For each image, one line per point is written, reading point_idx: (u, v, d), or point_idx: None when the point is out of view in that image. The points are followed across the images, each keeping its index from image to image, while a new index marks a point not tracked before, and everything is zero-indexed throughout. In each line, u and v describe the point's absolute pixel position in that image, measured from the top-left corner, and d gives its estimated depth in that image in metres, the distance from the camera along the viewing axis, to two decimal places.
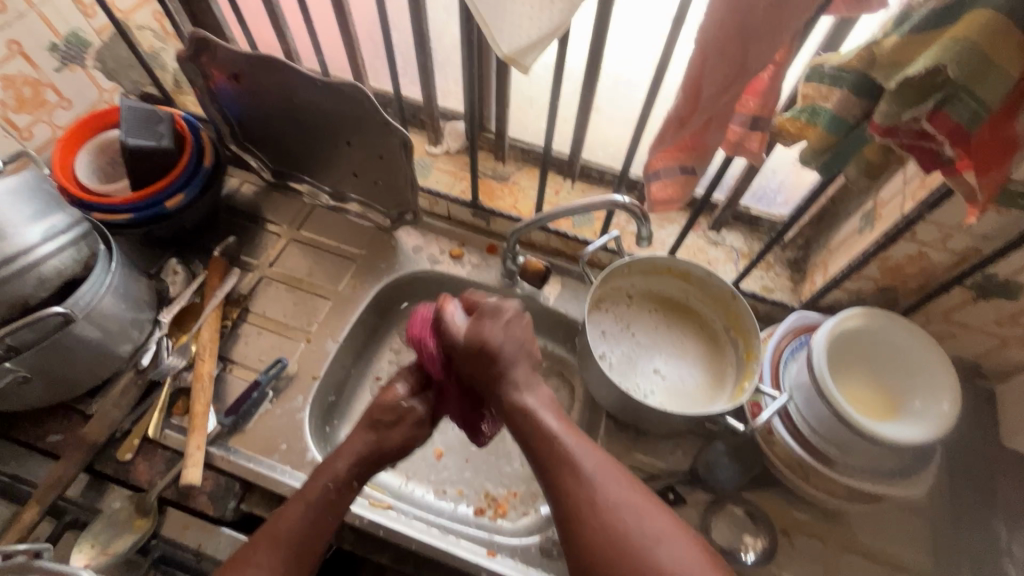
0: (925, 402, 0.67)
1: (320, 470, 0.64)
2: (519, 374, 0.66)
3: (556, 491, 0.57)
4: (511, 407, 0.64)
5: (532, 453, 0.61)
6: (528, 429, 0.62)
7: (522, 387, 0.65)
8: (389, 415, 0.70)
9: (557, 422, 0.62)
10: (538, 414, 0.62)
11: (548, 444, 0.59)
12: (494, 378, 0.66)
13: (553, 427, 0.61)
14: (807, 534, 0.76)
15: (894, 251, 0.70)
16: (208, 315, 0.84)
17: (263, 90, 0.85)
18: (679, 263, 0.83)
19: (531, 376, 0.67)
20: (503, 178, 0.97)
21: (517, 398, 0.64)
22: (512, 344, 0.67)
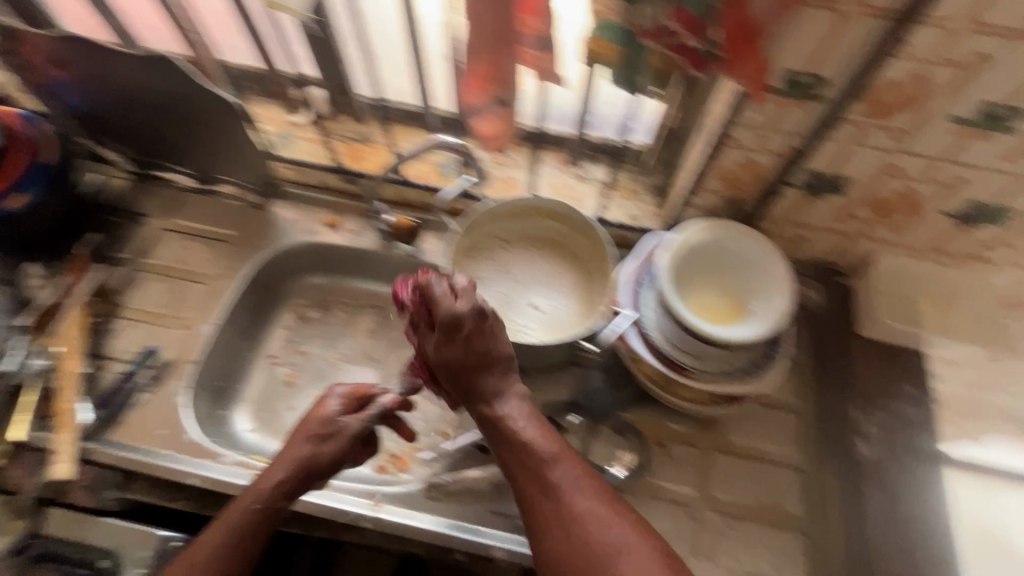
0: (765, 302, 0.70)
1: (229, 507, 0.65)
2: (496, 385, 0.64)
3: (530, 511, 0.59)
4: (489, 419, 0.63)
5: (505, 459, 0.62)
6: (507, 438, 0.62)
7: (501, 398, 0.64)
8: (322, 429, 0.68)
9: (531, 431, 0.62)
10: (512, 423, 0.62)
11: (519, 453, 0.61)
12: (474, 387, 0.64)
13: (524, 437, 0.61)
14: (682, 443, 0.79)
15: (725, 160, 0.72)
16: (71, 314, 0.82)
17: (93, 74, 0.82)
18: (542, 199, 0.84)
19: (502, 380, 0.65)
20: (368, 140, 0.95)
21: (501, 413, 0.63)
22: (479, 349, 0.64)
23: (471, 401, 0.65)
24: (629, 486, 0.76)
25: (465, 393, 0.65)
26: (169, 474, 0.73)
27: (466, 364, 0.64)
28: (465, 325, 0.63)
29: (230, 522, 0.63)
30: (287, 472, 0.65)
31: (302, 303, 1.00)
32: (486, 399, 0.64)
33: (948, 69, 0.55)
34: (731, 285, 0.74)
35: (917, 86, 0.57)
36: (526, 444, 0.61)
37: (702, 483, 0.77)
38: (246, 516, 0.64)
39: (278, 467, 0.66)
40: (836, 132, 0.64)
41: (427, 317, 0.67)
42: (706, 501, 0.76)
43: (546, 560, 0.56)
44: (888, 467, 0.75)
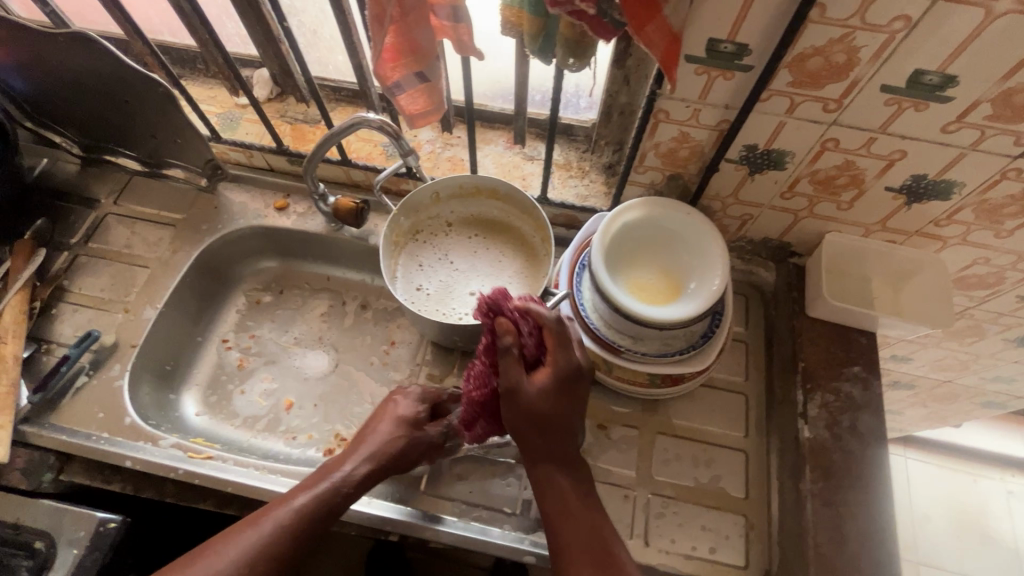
0: (699, 283, 0.69)
1: (300, 489, 0.65)
2: (567, 453, 0.64)
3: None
4: (547, 482, 0.63)
5: (551, 525, 0.62)
6: (560, 506, 0.62)
7: (566, 467, 0.64)
8: (418, 423, 0.73)
9: (581, 507, 0.63)
10: (567, 490, 0.63)
11: (565, 528, 0.61)
12: (547, 443, 0.63)
13: (579, 514, 0.62)
14: (624, 425, 0.78)
15: (660, 136, 0.70)
16: (12, 297, 0.81)
17: (23, 54, 0.81)
18: (484, 180, 0.83)
19: (570, 450, 0.65)
20: (315, 121, 0.94)
21: (558, 483, 0.63)
22: (569, 408, 0.63)
23: (533, 461, 0.64)
24: None
25: (535, 444, 0.63)
26: (102, 456, 0.73)
27: (557, 419, 0.62)
28: (570, 380, 0.62)
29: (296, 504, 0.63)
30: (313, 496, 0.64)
31: (255, 287, 1.00)
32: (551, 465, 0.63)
33: (871, 34, 0.52)
34: (669, 263, 0.72)
35: (843, 52, 0.54)
36: (577, 523, 0.61)
37: (641, 464, 0.76)
38: (314, 509, 0.63)
39: (358, 461, 0.68)
40: (766, 103, 0.62)
41: (531, 350, 0.62)
42: (645, 483, 0.75)
43: None
44: (830, 449, 0.73)
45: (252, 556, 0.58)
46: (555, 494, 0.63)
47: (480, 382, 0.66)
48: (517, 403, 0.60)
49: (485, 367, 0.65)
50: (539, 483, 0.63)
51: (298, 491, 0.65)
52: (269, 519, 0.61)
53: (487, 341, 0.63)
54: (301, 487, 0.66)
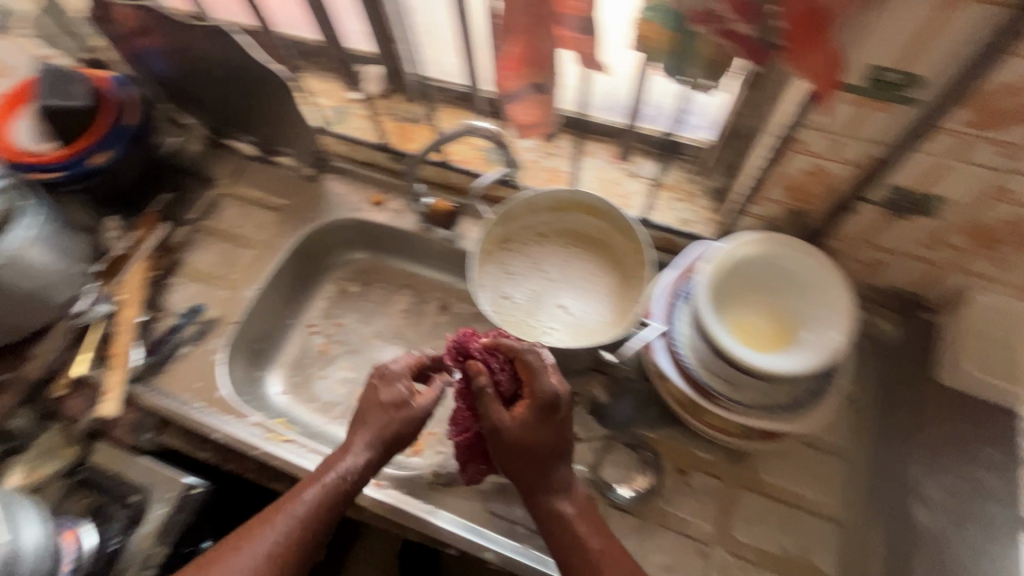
0: (816, 333, 0.61)
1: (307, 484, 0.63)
2: (563, 479, 0.63)
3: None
4: (551, 513, 0.62)
5: (558, 556, 0.61)
6: (562, 540, 0.61)
7: (565, 495, 0.63)
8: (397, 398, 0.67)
9: (592, 533, 0.61)
10: (571, 518, 0.62)
11: (578, 559, 0.59)
12: (541, 474, 0.62)
13: (590, 545, 0.59)
14: (706, 473, 0.72)
15: (790, 167, 0.63)
16: (133, 266, 0.90)
17: (170, 43, 0.87)
18: (584, 195, 0.80)
19: (567, 477, 0.63)
20: (419, 120, 0.94)
21: (561, 513, 0.62)
22: (555, 434, 0.61)
23: (532, 492, 0.63)
24: (638, 509, 0.71)
25: (533, 477, 0.62)
26: (196, 424, 0.78)
27: (544, 448, 0.61)
28: (556, 410, 0.61)
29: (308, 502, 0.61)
30: (316, 499, 0.62)
31: (344, 277, 1.02)
32: (547, 492, 0.62)
33: None
34: (782, 308, 0.65)
35: None
36: (589, 552, 0.59)
37: (721, 519, 0.70)
38: (327, 500, 0.62)
39: (360, 449, 0.65)
40: (930, 141, 0.54)
41: (507, 385, 0.64)
42: (724, 540, 0.69)
43: None
44: (948, 540, 0.64)
45: (274, 548, 0.58)
46: (562, 522, 0.61)
47: (463, 427, 0.69)
48: (502, 439, 0.61)
49: (466, 411, 0.68)
50: (543, 513, 0.62)
51: (305, 485, 0.63)
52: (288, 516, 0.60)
53: (462, 380, 0.67)
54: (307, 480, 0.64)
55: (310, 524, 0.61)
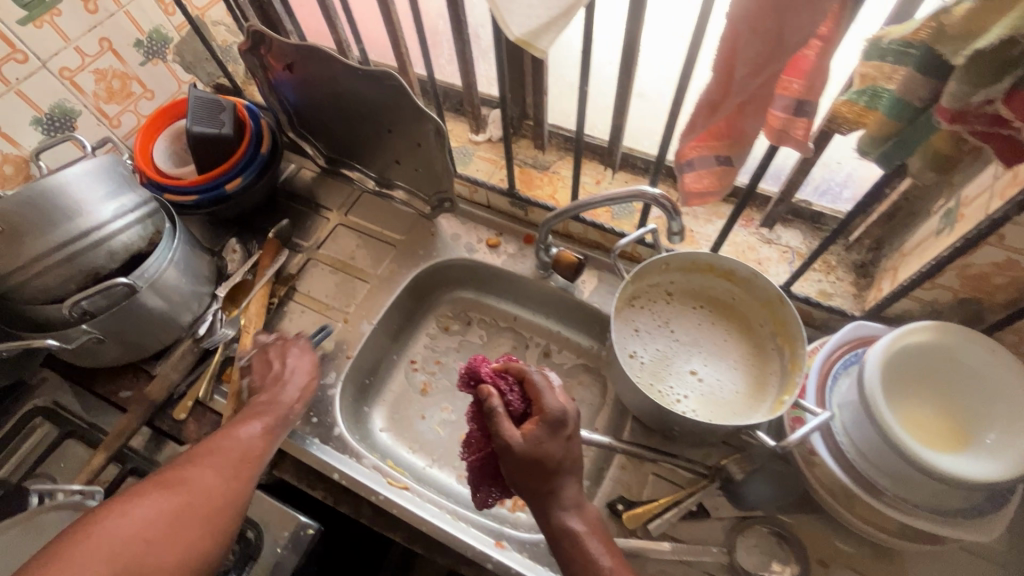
0: (1002, 438, 0.57)
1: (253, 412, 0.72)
2: (572, 494, 0.58)
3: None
4: (562, 532, 0.56)
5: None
6: (569, 555, 0.56)
7: (572, 510, 0.57)
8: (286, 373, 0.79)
9: (602, 549, 0.56)
10: (583, 533, 0.56)
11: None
12: (552, 487, 0.57)
13: (600, 563, 0.54)
14: (850, 569, 0.68)
15: (976, 258, 0.60)
16: (257, 291, 0.90)
17: (313, 79, 0.89)
18: (723, 260, 0.77)
19: (574, 490, 0.59)
20: (544, 167, 0.94)
21: (571, 529, 0.57)
22: (565, 451, 0.57)
23: (541, 509, 0.57)
24: None
25: (544, 493, 0.57)
26: (313, 461, 0.77)
27: (556, 465, 0.56)
28: (567, 425, 0.57)
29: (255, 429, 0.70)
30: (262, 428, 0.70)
31: (446, 313, 1.01)
32: (554, 507, 0.57)
33: None
34: (955, 405, 0.62)
35: None
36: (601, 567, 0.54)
37: None
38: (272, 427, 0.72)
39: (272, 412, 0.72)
40: None
41: (518, 407, 0.60)
42: None
43: None
44: None
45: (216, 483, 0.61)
46: (572, 540, 0.56)
47: (476, 447, 0.64)
48: (516, 461, 0.56)
49: (480, 432, 0.64)
50: (553, 531, 0.56)
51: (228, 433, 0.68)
52: (242, 437, 0.68)
53: (474, 402, 0.63)
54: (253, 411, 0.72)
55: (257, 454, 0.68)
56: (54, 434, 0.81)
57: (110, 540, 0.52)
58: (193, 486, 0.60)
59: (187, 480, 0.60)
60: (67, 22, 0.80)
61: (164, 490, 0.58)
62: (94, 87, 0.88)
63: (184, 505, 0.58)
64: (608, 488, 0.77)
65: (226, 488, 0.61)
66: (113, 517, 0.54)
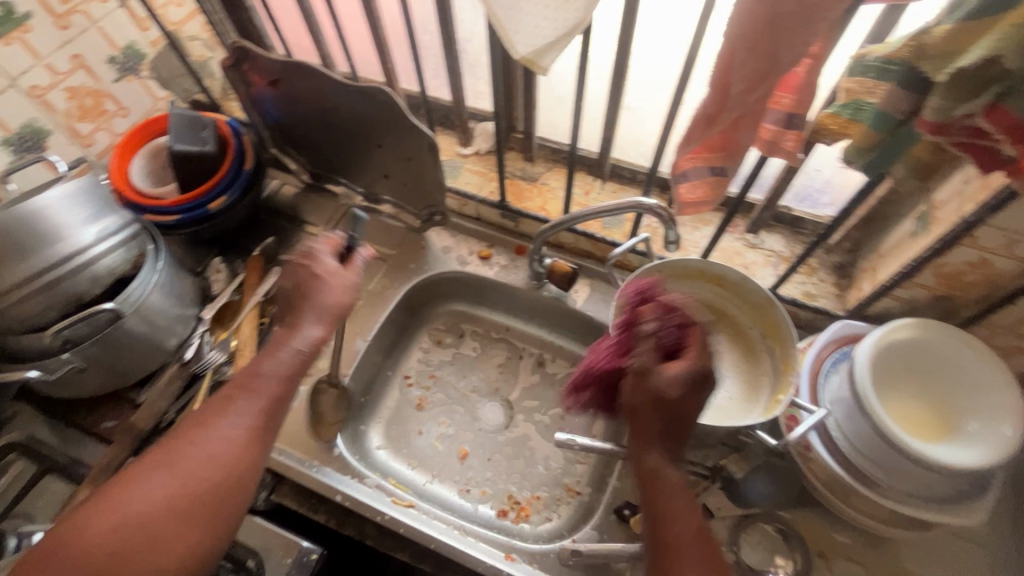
0: (983, 425, 0.61)
1: (257, 366, 0.61)
2: (678, 443, 0.58)
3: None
4: (654, 471, 0.56)
5: (654, 513, 0.54)
6: (654, 494, 0.55)
7: (672, 460, 0.57)
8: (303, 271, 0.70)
9: (689, 509, 0.54)
10: (679, 486, 0.56)
11: (668, 528, 0.53)
12: (667, 427, 0.57)
13: (688, 520, 0.53)
14: (848, 559, 0.71)
15: (951, 258, 0.64)
16: (246, 313, 0.87)
17: (298, 94, 0.87)
18: (712, 266, 0.79)
19: (678, 446, 0.58)
20: (533, 179, 0.95)
21: (666, 470, 0.56)
22: (699, 404, 0.58)
23: (638, 444, 0.58)
24: None
25: (654, 423, 0.57)
26: (315, 484, 0.76)
27: (683, 410, 0.57)
28: (707, 387, 0.58)
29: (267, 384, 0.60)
30: (292, 365, 0.63)
31: (439, 327, 1.01)
32: (654, 446, 0.57)
33: None
34: (937, 396, 0.66)
35: None
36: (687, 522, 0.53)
37: None
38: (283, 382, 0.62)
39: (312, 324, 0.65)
40: None
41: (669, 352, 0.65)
42: None
43: None
44: None
45: (227, 449, 0.55)
46: (660, 487, 0.55)
47: (609, 354, 0.73)
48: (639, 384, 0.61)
49: (618, 345, 0.72)
50: (645, 469, 0.57)
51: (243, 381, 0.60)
52: (248, 402, 0.59)
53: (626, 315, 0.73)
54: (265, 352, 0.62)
55: (278, 397, 0.61)
56: (32, 471, 0.77)
57: (93, 543, 0.48)
58: (191, 469, 0.53)
59: (190, 449, 0.54)
60: (37, 38, 0.77)
61: (163, 469, 0.52)
62: (66, 105, 0.85)
63: (192, 482, 0.53)
64: (612, 495, 0.77)
65: (227, 471, 0.55)
66: (100, 517, 0.49)
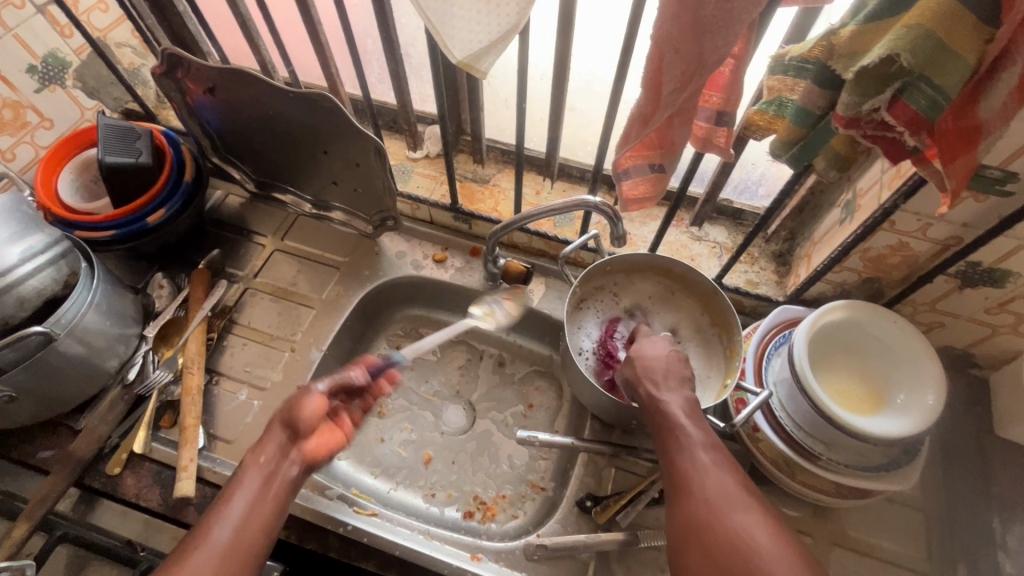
0: (909, 396, 0.65)
1: (228, 497, 0.58)
2: (662, 366, 0.64)
3: (669, 466, 0.57)
4: (646, 391, 0.63)
5: (656, 421, 0.60)
6: (653, 409, 0.61)
7: (663, 388, 0.62)
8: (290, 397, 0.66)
9: (683, 407, 0.60)
10: (673, 391, 0.62)
11: (664, 423, 0.59)
12: (647, 366, 0.64)
13: (675, 411, 0.59)
14: (797, 531, 0.75)
15: (874, 242, 0.69)
16: (193, 328, 0.85)
17: (238, 102, 0.85)
18: (660, 259, 0.82)
19: (673, 375, 0.63)
20: (484, 180, 0.96)
21: (661, 395, 0.61)
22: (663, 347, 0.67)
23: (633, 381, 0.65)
24: None
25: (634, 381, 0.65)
26: None
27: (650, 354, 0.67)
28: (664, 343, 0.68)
29: (221, 541, 0.54)
30: (247, 504, 0.58)
31: (397, 333, 0.99)
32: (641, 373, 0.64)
33: None
34: (868, 371, 0.70)
35: None
36: (674, 415, 0.59)
37: None
38: (246, 535, 0.56)
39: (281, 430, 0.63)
40: (1016, 228, 0.59)
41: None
42: None
43: (677, 536, 0.53)
44: None
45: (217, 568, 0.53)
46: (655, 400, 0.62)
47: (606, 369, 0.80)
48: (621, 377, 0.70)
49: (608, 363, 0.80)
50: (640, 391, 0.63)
51: (223, 506, 0.57)
52: (201, 557, 0.53)
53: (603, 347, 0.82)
54: (227, 496, 0.59)
55: (232, 545, 0.55)
56: None
57: None
58: None
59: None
60: None
61: None
62: None
63: None
64: (574, 487, 0.79)
65: None
66: None
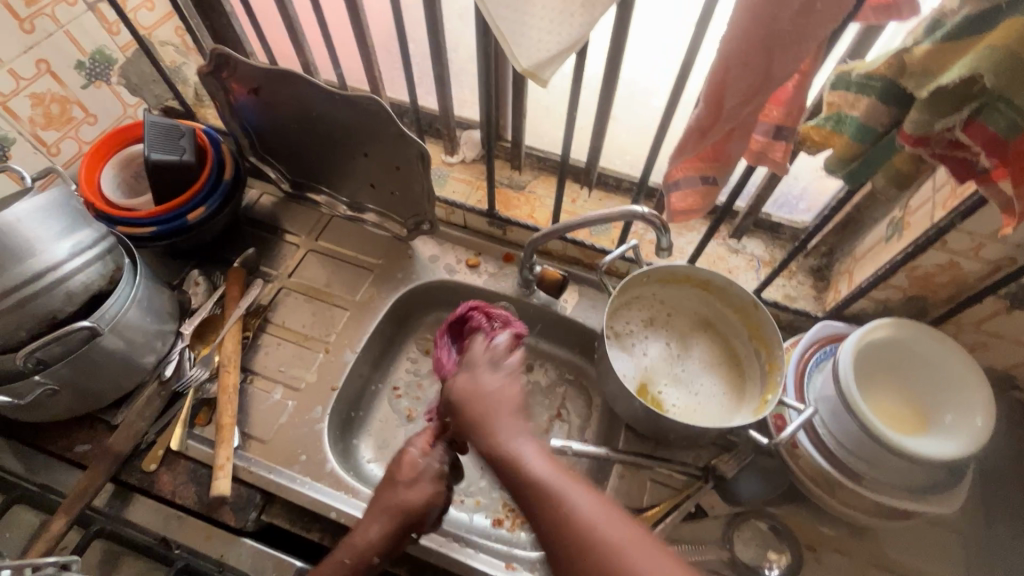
0: (957, 417, 0.64)
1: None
2: (507, 425, 0.56)
3: (551, 536, 0.47)
4: (493, 452, 0.55)
5: (518, 504, 0.51)
6: (504, 468, 0.53)
7: (510, 439, 0.55)
8: (405, 473, 0.65)
9: (545, 464, 0.52)
10: (522, 459, 0.53)
11: (533, 488, 0.50)
12: (483, 421, 0.57)
13: (539, 472, 0.51)
14: (834, 551, 0.74)
15: (923, 261, 0.68)
16: (230, 326, 0.85)
17: (281, 103, 0.85)
18: (700, 272, 0.80)
19: (513, 418, 0.57)
20: (520, 187, 0.96)
21: (510, 447, 0.54)
22: (505, 392, 0.59)
23: (474, 436, 0.57)
24: None
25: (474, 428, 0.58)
26: (308, 503, 0.74)
27: (480, 405, 0.58)
28: (504, 368, 0.62)
29: None
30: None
31: (427, 336, 0.99)
32: (492, 432, 0.56)
33: None
34: (914, 391, 0.69)
35: None
36: (541, 477, 0.50)
37: None
38: None
39: (373, 520, 0.63)
40: None
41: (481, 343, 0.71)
42: None
43: None
44: None
45: None
46: (512, 459, 0.53)
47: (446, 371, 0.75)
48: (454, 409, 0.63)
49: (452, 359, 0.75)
50: (493, 456, 0.54)
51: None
52: None
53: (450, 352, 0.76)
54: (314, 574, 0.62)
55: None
56: None
57: None
58: None
59: None
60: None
61: None
62: (29, 113, 0.80)
63: None
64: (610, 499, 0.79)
65: None
66: None
